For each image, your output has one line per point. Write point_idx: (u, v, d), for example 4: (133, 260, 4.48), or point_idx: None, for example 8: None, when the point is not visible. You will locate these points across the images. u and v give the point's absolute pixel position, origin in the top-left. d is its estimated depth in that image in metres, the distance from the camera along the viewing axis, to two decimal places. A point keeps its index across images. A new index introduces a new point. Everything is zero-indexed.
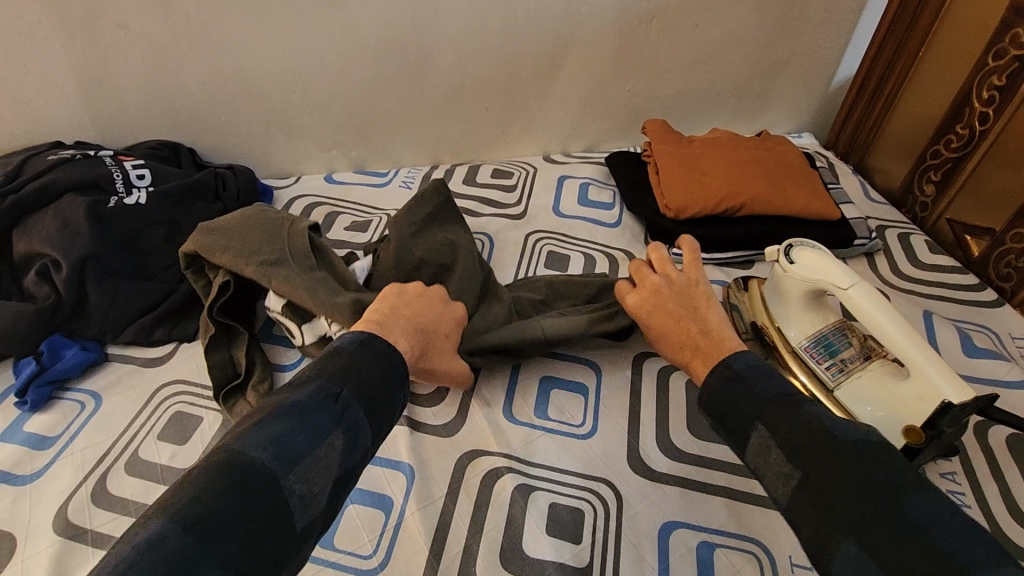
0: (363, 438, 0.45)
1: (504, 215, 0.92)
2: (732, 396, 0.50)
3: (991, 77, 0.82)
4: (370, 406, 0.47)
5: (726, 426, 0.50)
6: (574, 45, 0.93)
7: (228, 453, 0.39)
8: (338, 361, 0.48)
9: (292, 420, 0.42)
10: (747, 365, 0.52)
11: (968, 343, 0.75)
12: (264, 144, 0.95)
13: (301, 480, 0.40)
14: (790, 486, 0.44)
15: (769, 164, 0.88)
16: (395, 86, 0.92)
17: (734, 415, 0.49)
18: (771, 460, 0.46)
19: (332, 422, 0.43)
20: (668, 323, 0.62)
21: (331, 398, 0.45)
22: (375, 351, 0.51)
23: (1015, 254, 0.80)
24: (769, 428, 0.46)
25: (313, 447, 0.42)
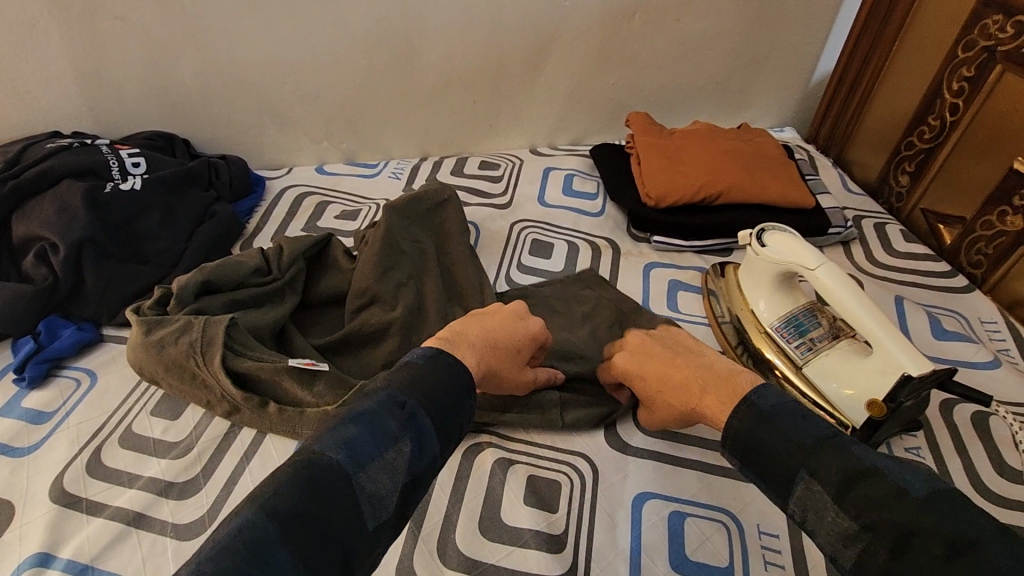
0: (431, 449, 0.44)
1: (491, 205, 0.95)
2: (769, 440, 0.44)
3: (961, 68, 0.84)
4: (439, 416, 0.46)
5: (764, 475, 0.44)
6: (560, 39, 0.95)
7: (307, 451, 0.40)
8: (406, 373, 0.47)
9: (363, 425, 0.42)
10: (773, 403, 0.46)
11: (937, 326, 0.78)
12: (258, 135, 0.97)
13: (374, 481, 0.40)
14: (855, 547, 0.38)
15: (747, 154, 0.91)
16: (385, 79, 0.94)
17: (772, 463, 0.43)
18: (825, 515, 0.40)
19: (399, 429, 0.43)
20: (670, 370, 0.58)
21: (398, 406, 0.44)
22: (441, 364, 0.49)
23: (985, 241, 0.83)
24: (818, 477, 0.40)
25: (380, 453, 0.41)
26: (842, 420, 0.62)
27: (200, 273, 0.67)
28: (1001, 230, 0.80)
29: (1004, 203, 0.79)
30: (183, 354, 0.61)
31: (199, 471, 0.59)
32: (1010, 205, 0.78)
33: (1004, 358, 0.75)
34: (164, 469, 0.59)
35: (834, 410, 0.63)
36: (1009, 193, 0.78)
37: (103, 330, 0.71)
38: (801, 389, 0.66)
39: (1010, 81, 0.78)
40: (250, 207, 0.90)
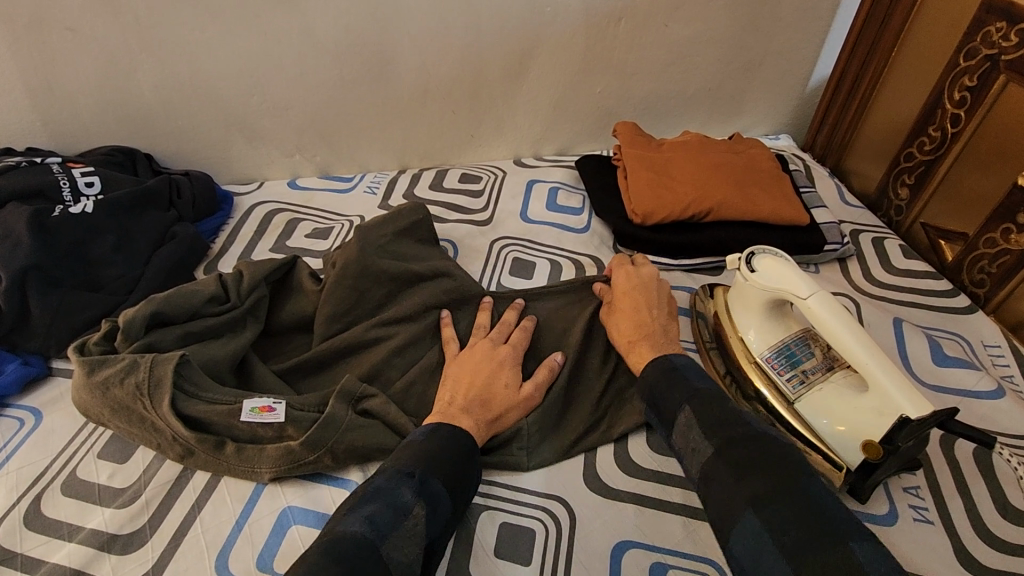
0: (446, 509, 0.49)
1: (470, 221, 0.91)
2: (670, 386, 0.57)
3: (962, 77, 0.80)
4: (451, 483, 0.50)
5: (660, 408, 0.57)
6: (542, 46, 0.91)
7: (335, 530, 0.44)
8: (413, 448, 0.52)
9: (381, 500, 0.46)
10: (683, 363, 0.59)
11: (938, 352, 0.73)
12: (226, 149, 0.93)
13: (397, 549, 0.44)
14: (701, 461, 0.51)
15: (738, 168, 0.86)
16: (358, 90, 0.90)
17: (667, 402, 0.57)
18: (692, 437, 0.52)
19: (414, 498, 0.47)
20: (630, 314, 0.67)
21: (408, 476, 0.49)
22: (444, 437, 0.53)
23: (988, 259, 0.78)
24: (694, 410, 0.54)
25: (399, 523, 0.46)
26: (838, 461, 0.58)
27: (149, 305, 0.63)
28: (1004, 248, 0.76)
29: (1008, 220, 0.75)
30: (129, 396, 0.57)
31: (146, 522, 0.55)
32: (1014, 222, 0.74)
33: (1008, 386, 0.71)
34: (107, 520, 0.55)
35: (828, 449, 0.59)
36: (1013, 210, 0.74)
37: (53, 363, 0.68)
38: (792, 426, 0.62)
39: (1014, 92, 0.73)
40: (216, 226, 0.86)
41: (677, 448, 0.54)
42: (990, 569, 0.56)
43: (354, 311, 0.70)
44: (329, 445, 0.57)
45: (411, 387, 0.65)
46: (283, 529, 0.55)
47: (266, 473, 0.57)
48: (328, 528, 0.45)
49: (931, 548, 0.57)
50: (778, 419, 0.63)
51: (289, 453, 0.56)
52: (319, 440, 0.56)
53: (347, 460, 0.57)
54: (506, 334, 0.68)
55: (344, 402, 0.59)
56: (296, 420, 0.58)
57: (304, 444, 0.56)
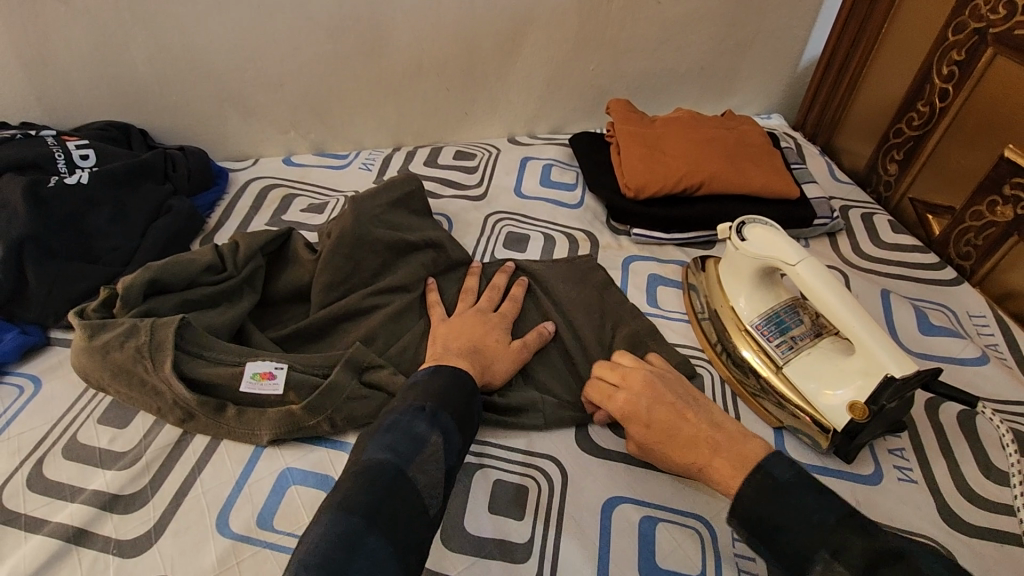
0: (458, 436, 0.50)
1: (465, 196, 0.91)
2: (783, 518, 0.45)
3: (950, 52, 0.81)
4: (459, 412, 0.51)
5: (777, 547, 0.45)
6: (536, 23, 0.91)
7: (359, 466, 0.46)
8: (419, 387, 0.52)
9: (397, 432, 0.47)
10: (789, 472, 0.48)
11: (924, 321, 0.75)
12: (220, 125, 0.93)
13: (421, 473, 0.46)
14: None
15: (730, 143, 0.87)
16: (353, 66, 0.90)
17: (787, 540, 0.45)
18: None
19: (429, 427, 0.48)
20: (673, 424, 0.55)
21: (420, 410, 0.49)
22: (446, 375, 0.54)
23: (974, 232, 0.80)
24: (841, 562, 0.42)
25: (418, 451, 0.47)
26: (823, 422, 0.60)
27: (147, 272, 0.64)
28: (991, 220, 0.77)
29: (994, 192, 0.76)
30: (129, 359, 0.58)
31: (147, 483, 0.56)
32: (1000, 194, 0.76)
33: (992, 354, 0.72)
34: (108, 481, 0.56)
35: (814, 410, 0.60)
36: (999, 183, 0.75)
37: (51, 333, 0.68)
38: (779, 389, 0.63)
39: (1001, 66, 0.74)
40: (211, 202, 0.87)
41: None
42: (972, 525, 0.57)
43: (350, 280, 0.71)
44: (330, 411, 0.58)
45: (406, 354, 0.66)
46: (283, 488, 0.56)
47: (265, 436, 0.58)
48: (350, 466, 0.47)
49: (914, 505, 0.58)
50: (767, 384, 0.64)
51: (289, 415, 0.58)
52: (320, 406, 0.58)
53: (345, 424, 0.59)
54: (493, 304, 0.71)
55: (350, 372, 0.60)
56: (295, 385, 0.59)
57: (305, 409, 0.57)
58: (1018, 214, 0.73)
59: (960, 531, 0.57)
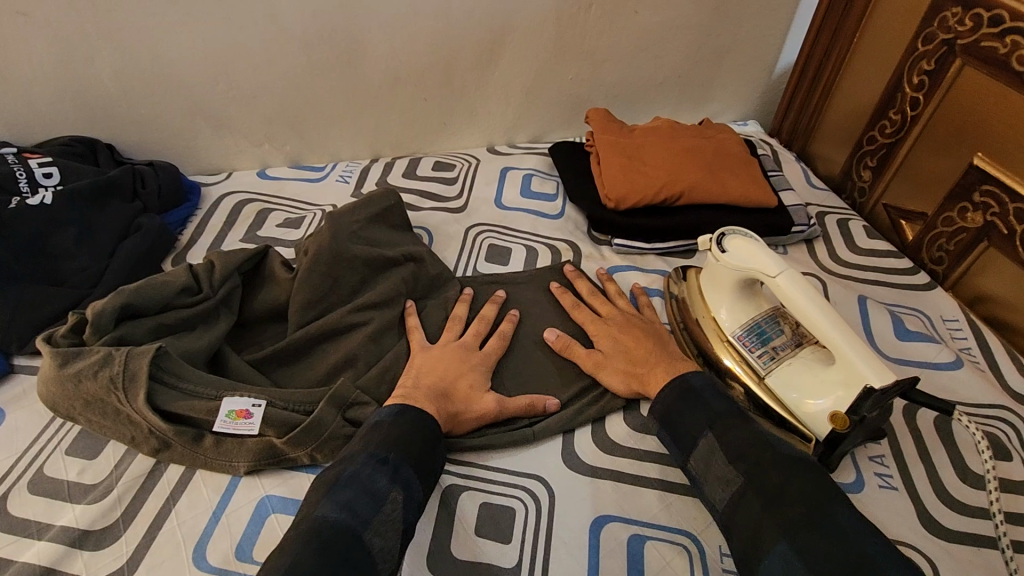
0: (418, 492, 0.50)
1: (444, 209, 0.90)
2: (686, 406, 0.58)
3: (921, 61, 0.82)
4: (421, 465, 0.51)
5: (676, 430, 0.57)
6: (513, 32, 0.91)
7: (311, 520, 0.44)
8: (381, 433, 0.52)
9: (358, 487, 0.47)
10: (704, 382, 0.60)
11: (901, 327, 0.76)
12: (191, 138, 0.91)
13: (378, 535, 0.45)
14: (728, 491, 0.51)
15: (708, 152, 0.88)
16: (328, 77, 0.88)
17: (686, 426, 0.57)
18: (714, 465, 0.53)
19: (389, 482, 0.48)
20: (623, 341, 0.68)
21: (383, 463, 0.49)
22: (408, 421, 0.54)
23: (946, 237, 0.82)
24: (720, 437, 0.54)
25: (377, 509, 0.46)
26: (805, 432, 0.60)
27: (121, 296, 0.61)
28: (961, 226, 0.79)
29: (965, 199, 0.78)
30: (103, 388, 0.56)
31: (119, 517, 0.54)
32: (970, 201, 0.77)
33: (965, 358, 0.74)
34: (77, 517, 0.54)
35: (797, 422, 0.61)
36: (969, 190, 0.77)
37: (15, 360, 0.66)
38: (762, 400, 0.64)
39: (970, 76, 0.76)
40: (183, 218, 0.84)
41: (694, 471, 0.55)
42: (951, 530, 0.58)
43: (329, 299, 0.70)
44: (312, 446, 0.57)
45: (388, 375, 0.65)
46: (262, 517, 0.55)
47: (245, 466, 0.57)
48: (302, 518, 0.46)
49: (895, 512, 0.59)
50: (750, 396, 0.65)
51: (270, 448, 0.57)
52: (302, 440, 0.57)
53: (327, 458, 0.58)
54: (478, 338, 0.69)
55: (334, 408, 0.59)
56: (275, 422, 0.57)
57: (287, 442, 0.56)
58: (988, 220, 0.75)
59: (939, 537, 0.58)
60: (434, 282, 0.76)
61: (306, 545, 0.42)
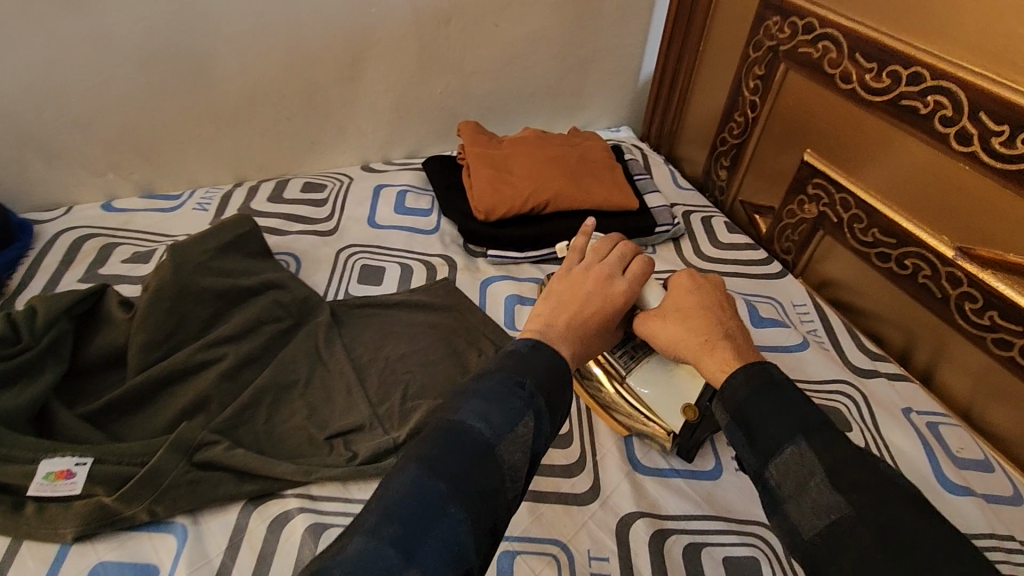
0: (549, 424, 0.45)
1: (313, 231, 0.87)
2: (767, 406, 0.44)
3: (754, 68, 0.89)
4: (556, 398, 0.46)
5: (756, 433, 0.44)
6: (374, 45, 0.89)
7: (450, 422, 0.42)
8: (518, 358, 0.47)
9: (495, 401, 0.43)
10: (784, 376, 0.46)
11: (755, 315, 0.82)
12: (19, 171, 0.82)
13: (510, 452, 0.42)
14: (823, 520, 0.39)
15: (574, 160, 0.90)
16: (175, 97, 0.83)
17: (765, 424, 0.43)
18: (807, 485, 0.40)
19: (524, 406, 0.44)
20: (695, 318, 0.55)
21: (519, 387, 0.45)
22: (548, 354, 0.48)
23: (791, 228, 0.88)
24: (818, 450, 0.41)
25: (513, 426, 0.42)
26: (662, 426, 0.62)
27: None
28: (802, 218, 0.86)
29: (802, 193, 0.85)
30: None
31: None
32: (806, 194, 0.84)
33: (812, 339, 0.80)
34: None
35: (655, 416, 0.63)
36: (804, 183, 0.84)
37: None
38: (623, 398, 0.65)
39: (792, 80, 0.83)
40: (10, 260, 0.76)
41: (775, 488, 0.42)
42: None
43: (175, 337, 0.65)
44: (149, 499, 0.53)
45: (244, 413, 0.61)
46: None
47: (69, 534, 0.51)
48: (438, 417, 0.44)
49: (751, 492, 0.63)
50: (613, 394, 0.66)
51: (101, 509, 0.52)
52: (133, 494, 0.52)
53: (170, 510, 0.53)
54: (622, 263, 0.60)
55: (178, 454, 0.56)
56: (103, 479, 0.53)
57: (119, 499, 0.52)
58: (821, 210, 0.82)
59: None
60: (304, 305, 0.73)
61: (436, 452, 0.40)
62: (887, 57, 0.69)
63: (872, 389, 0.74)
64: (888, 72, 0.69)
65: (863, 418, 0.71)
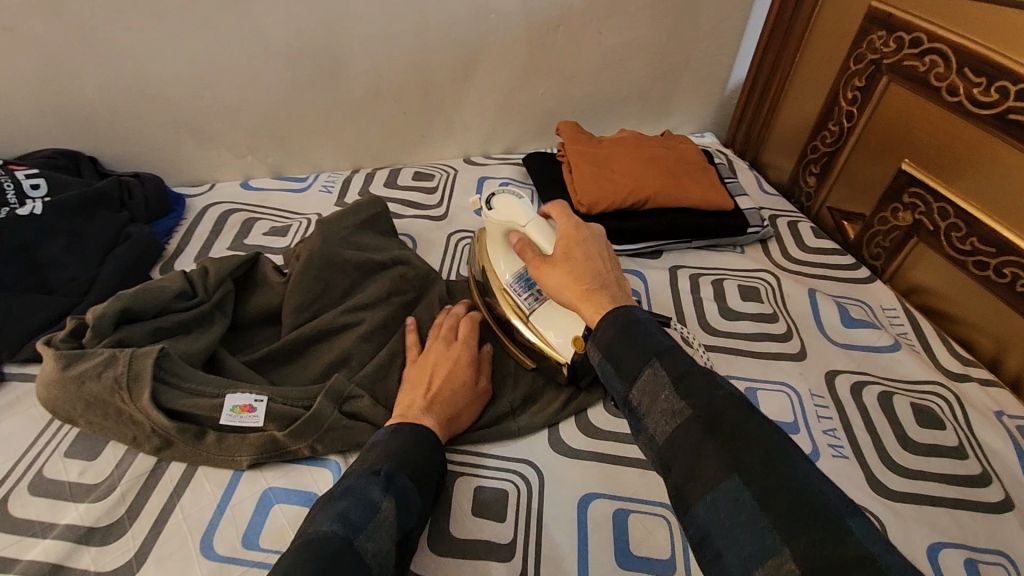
0: (412, 501, 0.50)
1: (426, 216, 0.95)
2: (629, 340, 0.48)
3: (853, 79, 0.92)
4: (415, 477, 0.52)
5: (619, 364, 0.48)
6: (486, 49, 0.96)
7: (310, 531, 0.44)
8: (377, 450, 0.52)
9: (351, 497, 0.47)
10: (645, 316, 0.50)
11: (846, 316, 0.85)
12: (175, 151, 0.93)
13: (373, 542, 0.44)
14: (675, 424, 0.42)
15: (669, 161, 0.95)
16: (311, 91, 0.92)
17: (626, 356, 0.47)
18: (660, 398, 0.44)
19: (382, 491, 0.48)
20: (579, 265, 0.58)
21: (375, 474, 0.49)
22: (405, 437, 0.54)
23: (882, 235, 0.91)
24: (667, 367, 0.45)
25: (371, 516, 0.46)
26: (556, 358, 0.68)
27: (119, 301, 0.63)
28: (895, 225, 0.89)
29: (896, 200, 0.88)
30: (107, 389, 0.58)
31: (124, 513, 0.56)
32: (901, 202, 0.87)
33: (903, 342, 0.82)
34: (82, 515, 0.55)
35: (551, 350, 0.68)
36: (899, 192, 0.87)
37: (5, 369, 0.67)
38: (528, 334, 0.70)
39: (895, 91, 0.86)
40: (169, 228, 0.86)
41: (637, 406, 0.45)
42: (896, 492, 0.66)
43: (321, 301, 0.73)
44: (313, 437, 0.60)
45: (378, 373, 0.67)
46: (266, 508, 0.57)
47: (249, 459, 0.59)
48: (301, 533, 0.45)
49: (848, 478, 0.66)
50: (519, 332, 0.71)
51: (272, 442, 0.59)
52: (303, 434, 0.59)
53: (328, 449, 0.60)
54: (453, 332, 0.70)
55: (331, 402, 0.62)
56: (276, 416, 0.60)
57: (289, 435, 0.59)
58: (916, 219, 0.85)
59: (887, 498, 0.65)
60: (425, 280, 0.78)
61: (297, 555, 0.41)
62: (997, 73, 0.71)
63: (965, 392, 0.76)
64: (996, 87, 0.72)
65: (956, 418, 0.73)
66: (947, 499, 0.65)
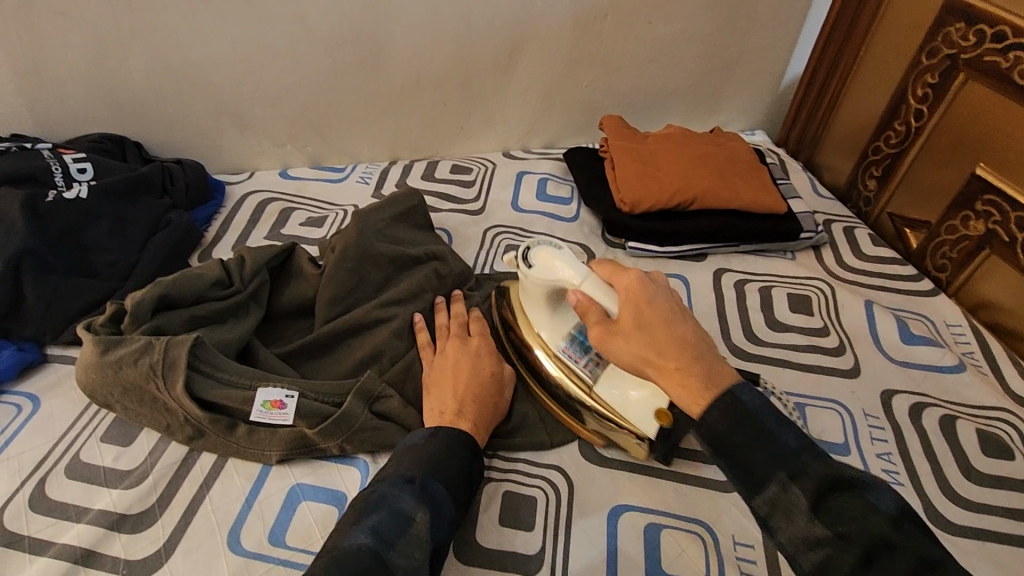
0: (447, 509, 0.48)
1: (463, 210, 0.92)
2: (744, 442, 0.41)
3: (925, 75, 0.86)
4: (451, 484, 0.50)
5: (737, 471, 0.42)
6: (531, 38, 0.93)
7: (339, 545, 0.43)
8: (414, 453, 0.51)
9: (385, 509, 0.46)
10: (759, 400, 0.43)
11: (905, 330, 0.79)
12: (216, 137, 0.93)
13: (405, 557, 0.44)
14: (819, 551, 0.38)
15: (719, 159, 0.91)
16: (351, 79, 0.91)
17: (749, 463, 0.41)
18: (794, 519, 0.39)
19: (416, 502, 0.47)
20: (658, 329, 0.47)
21: (409, 483, 0.48)
22: (442, 440, 0.52)
23: (949, 245, 0.84)
24: (801, 482, 0.40)
25: (404, 530, 0.45)
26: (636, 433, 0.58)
27: (158, 288, 0.63)
28: (964, 234, 0.82)
29: (967, 207, 0.81)
30: (142, 376, 0.58)
31: (155, 502, 0.56)
32: (972, 209, 0.80)
33: (968, 361, 0.76)
34: (115, 501, 0.56)
35: (625, 421, 0.59)
36: (972, 199, 0.80)
37: (47, 351, 0.68)
38: (596, 409, 0.61)
39: (973, 88, 0.79)
40: (208, 215, 0.87)
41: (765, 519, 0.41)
42: (959, 526, 0.61)
43: (355, 295, 0.71)
44: (342, 437, 0.59)
45: (409, 372, 0.65)
46: (293, 504, 0.56)
47: (280, 454, 0.58)
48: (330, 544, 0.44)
49: None
50: (585, 407, 0.62)
51: (301, 438, 0.58)
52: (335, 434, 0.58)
53: (358, 448, 0.59)
54: (464, 327, 0.68)
55: (362, 401, 0.60)
56: (307, 413, 0.59)
57: (319, 433, 0.58)
58: (990, 228, 0.78)
59: (949, 533, 0.60)
60: (459, 278, 0.76)
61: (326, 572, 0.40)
62: None
63: None
64: None
65: None
66: (1015, 537, 0.60)
